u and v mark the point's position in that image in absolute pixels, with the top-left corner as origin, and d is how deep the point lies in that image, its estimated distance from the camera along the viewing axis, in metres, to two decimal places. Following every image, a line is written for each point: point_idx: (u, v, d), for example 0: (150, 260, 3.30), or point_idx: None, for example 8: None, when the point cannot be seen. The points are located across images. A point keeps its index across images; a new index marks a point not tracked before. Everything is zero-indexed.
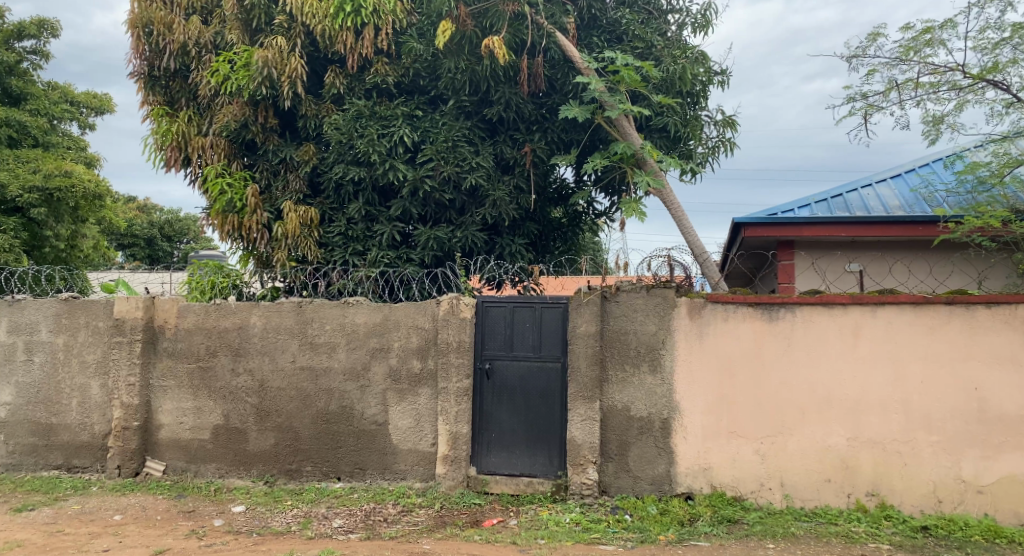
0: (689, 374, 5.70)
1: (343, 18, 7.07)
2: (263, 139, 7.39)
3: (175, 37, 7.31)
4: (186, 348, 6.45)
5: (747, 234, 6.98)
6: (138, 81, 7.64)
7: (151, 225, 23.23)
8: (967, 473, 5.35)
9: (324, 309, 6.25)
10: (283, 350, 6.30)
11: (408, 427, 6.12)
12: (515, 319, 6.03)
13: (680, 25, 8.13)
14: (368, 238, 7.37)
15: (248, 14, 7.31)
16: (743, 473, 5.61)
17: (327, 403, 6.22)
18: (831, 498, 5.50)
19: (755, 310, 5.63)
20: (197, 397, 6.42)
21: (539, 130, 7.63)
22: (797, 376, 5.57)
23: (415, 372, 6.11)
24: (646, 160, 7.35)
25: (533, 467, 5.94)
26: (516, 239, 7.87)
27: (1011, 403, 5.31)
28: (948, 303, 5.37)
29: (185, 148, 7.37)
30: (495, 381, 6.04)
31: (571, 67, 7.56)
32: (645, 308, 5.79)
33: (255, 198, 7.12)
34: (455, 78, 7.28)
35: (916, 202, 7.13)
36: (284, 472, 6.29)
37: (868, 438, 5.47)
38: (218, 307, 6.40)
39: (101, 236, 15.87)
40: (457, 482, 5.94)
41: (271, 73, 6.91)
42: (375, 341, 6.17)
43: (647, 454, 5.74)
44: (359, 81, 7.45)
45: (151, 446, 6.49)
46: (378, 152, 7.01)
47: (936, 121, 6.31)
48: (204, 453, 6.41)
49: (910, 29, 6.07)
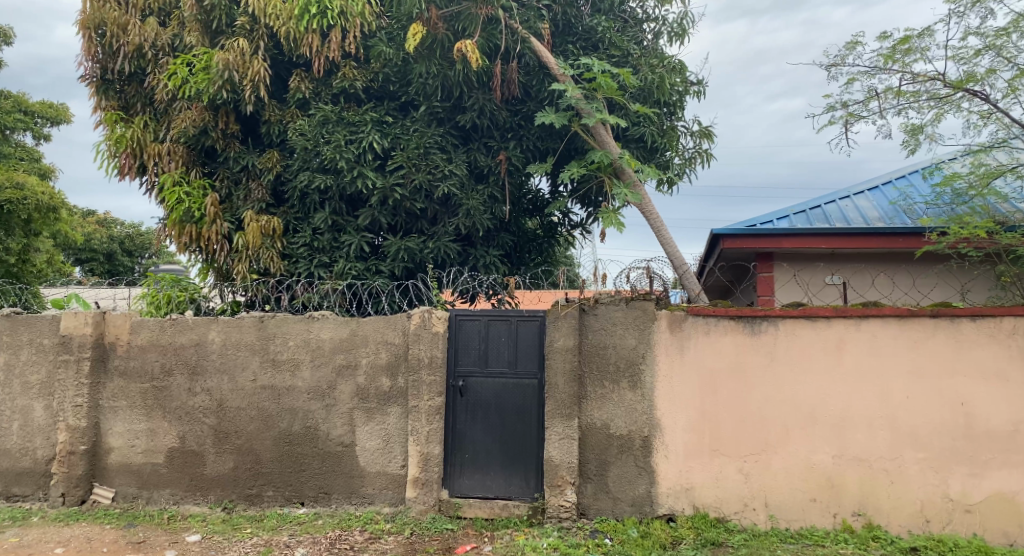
0: (670, 390, 5.47)
1: (309, 19, 6.74)
2: (224, 146, 7.06)
3: (130, 39, 6.95)
4: (139, 366, 6.05)
5: (725, 246, 6.83)
6: (90, 85, 7.25)
7: (111, 240, 22.34)
8: (955, 491, 5.18)
9: (287, 324, 5.91)
10: (243, 368, 5.94)
11: (377, 448, 5.78)
12: (489, 333, 5.76)
13: (656, 34, 7.97)
14: (334, 249, 7.03)
15: (208, 15, 6.99)
16: (726, 493, 5.38)
17: (290, 423, 5.87)
18: (817, 518, 5.29)
19: (737, 323, 5.43)
20: (151, 418, 6.02)
21: (514, 138, 7.43)
22: (781, 392, 5.37)
23: (384, 390, 5.79)
24: (624, 170, 7.14)
25: (508, 489, 5.64)
26: (490, 250, 7.60)
27: (998, 418, 5.17)
28: (933, 316, 5.23)
29: (141, 155, 7.02)
30: (469, 398, 5.75)
31: (546, 73, 7.37)
32: (624, 322, 5.56)
33: (214, 208, 6.78)
34: (426, 84, 7.02)
35: (896, 214, 7.03)
36: (244, 497, 5.91)
37: (854, 455, 5.28)
38: (174, 323, 6.02)
39: (56, 251, 15.23)
40: (429, 507, 5.61)
41: (232, 76, 6.62)
42: (341, 358, 5.85)
43: (627, 474, 5.48)
44: (326, 85, 7.15)
45: (100, 472, 6.07)
46: (345, 158, 6.69)
47: (916, 130, 6.22)
48: (158, 478, 6.00)
49: (889, 38, 5.98)
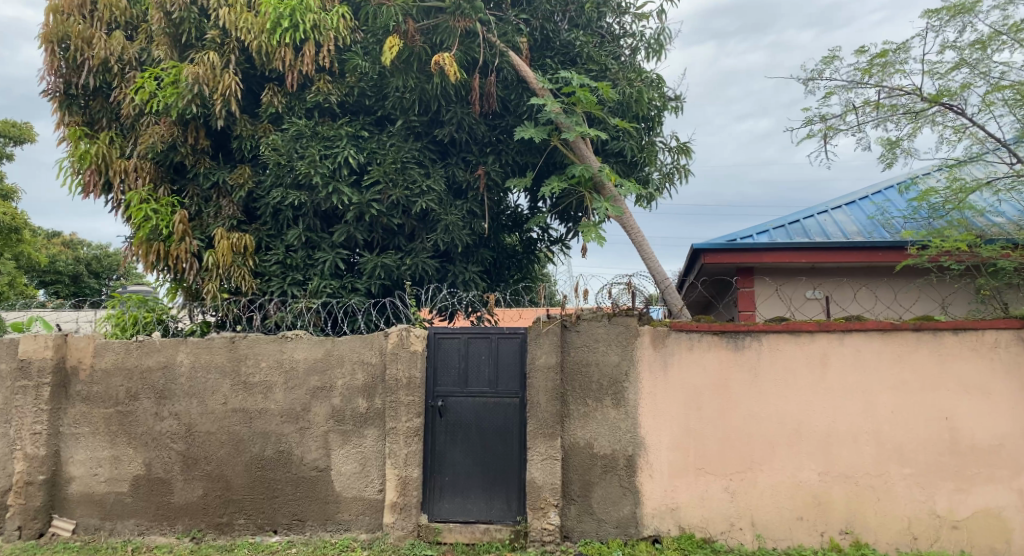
0: (654, 408, 5.36)
1: (281, 33, 6.60)
2: (193, 162, 6.87)
3: (95, 53, 6.74)
4: (103, 391, 5.80)
5: (706, 261, 6.78)
6: (53, 100, 7.01)
7: (76, 261, 21.65)
8: (942, 507, 5.11)
9: (260, 345, 5.71)
10: (213, 392, 5.71)
11: (353, 472, 5.57)
12: (469, 351, 5.61)
13: (634, 49, 7.95)
14: (308, 267, 6.85)
15: (177, 29, 6.81)
16: (712, 512, 5.26)
17: (263, 448, 5.64)
18: (804, 537, 5.19)
19: (720, 338, 5.35)
20: (115, 445, 5.76)
21: (493, 152, 7.33)
22: (766, 408, 5.28)
23: (360, 413, 5.60)
24: (605, 184, 7.09)
25: (490, 513, 5.46)
26: (469, 267, 7.48)
27: (983, 432, 5.12)
28: (916, 330, 5.19)
29: (106, 172, 6.79)
30: (448, 419, 5.57)
31: (525, 88, 7.29)
32: (606, 339, 5.45)
33: (183, 225, 6.56)
34: (403, 98, 6.92)
35: (874, 229, 7.02)
36: (213, 526, 5.65)
37: (840, 472, 5.20)
38: (141, 345, 5.80)
39: (18, 272, 14.71)
40: (407, 533, 5.40)
41: (202, 90, 6.45)
42: (316, 379, 5.65)
43: (611, 495, 5.34)
44: (299, 99, 6.99)
45: (59, 503, 5.77)
46: (319, 174, 6.54)
47: (892, 145, 6.25)
48: (122, 508, 5.72)
49: (866, 52, 6.01)
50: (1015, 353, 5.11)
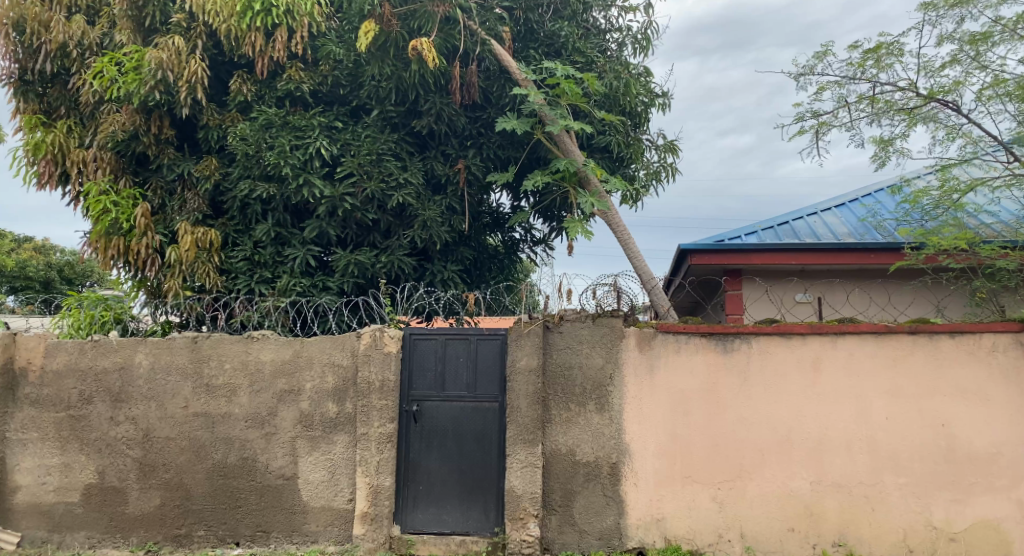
0: (640, 413, 5.09)
1: (251, 16, 6.29)
2: (156, 152, 6.53)
3: (53, 36, 6.37)
4: (54, 394, 5.43)
5: (692, 262, 6.56)
6: (8, 86, 6.61)
7: (48, 266, 20.20)
8: (939, 518, 4.88)
9: (223, 345, 5.37)
10: (173, 395, 5.36)
11: (321, 481, 5.24)
12: (447, 353, 5.31)
13: (621, 43, 7.71)
14: (278, 264, 6.53)
15: (140, 11, 6.48)
16: (700, 524, 4.99)
17: (225, 454, 5.30)
18: (795, 549, 4.93)
19: (709, 340, 5.10)
20: (66, 452, 5.38)
21: (473, 146, 7.09)
22: (756, 414, 5.03)
23: (330, 417, 5.27)
24: (590, 179, 6.83)
25: (466, 524, 5.14)
26: (448, 265, 7.21)
27: (980, 440, 4.90)
28: (911, 332, 4.97)
29: (63, 161, 6.41)
30: (423, 425, 5.26)
31: (507, 79, 7.06)
32: (590, 340, 5.18)
33: (145, 219, 6.19)
34: (379, 87, 6.67)
35: (866, 231, 6.80)
36: (171, 538, 5.29)
37: (833, 481, 4.95)
38: (96, 345, 5.42)
39: None
40: (378, 545, 5.08)
41: (166, 76, 6.10)
42: (283, 382, 5.32)
43: (594, 505, 5.06)
44: (270, 88, 6.68)
45: (5, 514, 5.38)
46: (290, 165, 6.23)
47: (885, 143, 6.06)
48: (71, 519, 5.34)
49: (859, 47, 5.83)
50: (1014, 357, 4.90)
